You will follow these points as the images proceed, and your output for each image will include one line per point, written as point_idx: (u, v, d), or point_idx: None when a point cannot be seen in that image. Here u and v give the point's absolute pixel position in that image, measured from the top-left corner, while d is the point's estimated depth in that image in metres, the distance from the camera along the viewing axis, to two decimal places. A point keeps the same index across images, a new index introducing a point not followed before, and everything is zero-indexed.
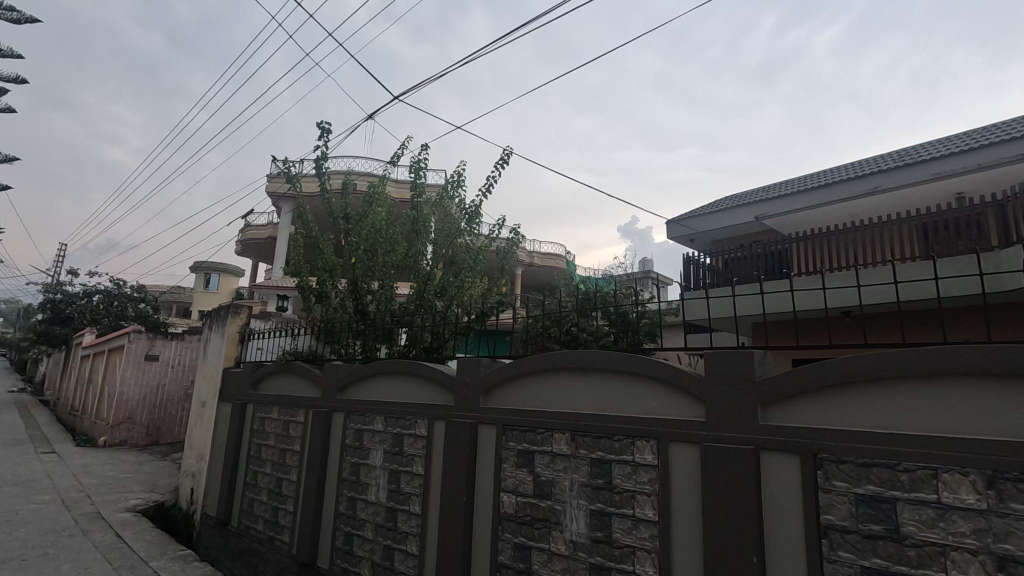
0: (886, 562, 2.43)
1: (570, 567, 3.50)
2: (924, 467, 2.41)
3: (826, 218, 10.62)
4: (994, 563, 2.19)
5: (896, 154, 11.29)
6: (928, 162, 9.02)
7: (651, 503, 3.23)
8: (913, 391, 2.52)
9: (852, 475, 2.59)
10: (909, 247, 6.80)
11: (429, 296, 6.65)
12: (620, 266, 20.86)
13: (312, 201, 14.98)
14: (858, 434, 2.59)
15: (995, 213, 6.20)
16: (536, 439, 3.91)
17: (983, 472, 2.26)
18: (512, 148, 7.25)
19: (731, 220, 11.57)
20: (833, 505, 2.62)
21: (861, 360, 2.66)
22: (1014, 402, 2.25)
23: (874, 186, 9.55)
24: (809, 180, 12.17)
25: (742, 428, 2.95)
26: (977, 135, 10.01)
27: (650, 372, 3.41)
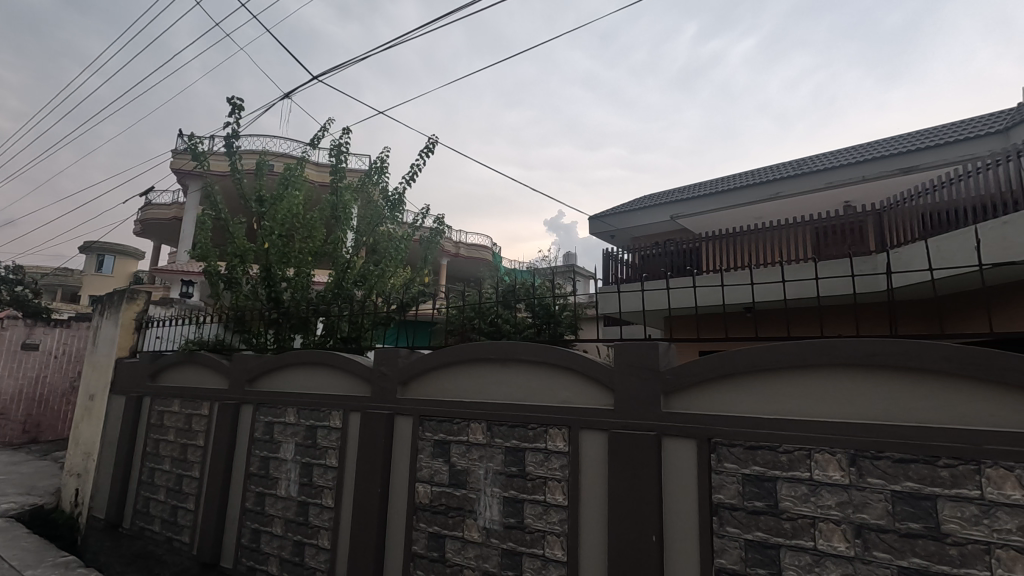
0: (766, 535, 2.68)
1: (482, 553, 3.58)
2: (800, 448, 2.68)
3: (734, 220, 11.39)
4: (853, 530, 2.48)
5: (796, 163, 12.30)
6: (822, 172, 9.92)
7: (561, 488, 3.36)
8: (795, 380, 2.78)
9: (740, 457, 2.82)
10: (802, 248, 7.39)
11: (348, 285, 6.45)
12: (544, 260, 21.28)
13: (223, 180, 14.04)
14: (748, 419, 2.83)
15: (874, 222, 6.90)
16: (452, 429, 3.94)
17: (848, 451, 2.55)
18: (437, 137, 7.13)
19: (648, 218, 12.15)
20: (723, 485, 2.85)
21: (752, 353, 2.88)
22: (876, 389, 2.57)
23: (776, 192, 10.38)
24: (719, 184, 13.01)
25: (645, 415, 3.13)
26: (862, 150, 11.16)
27: (563, 362, 3.52)
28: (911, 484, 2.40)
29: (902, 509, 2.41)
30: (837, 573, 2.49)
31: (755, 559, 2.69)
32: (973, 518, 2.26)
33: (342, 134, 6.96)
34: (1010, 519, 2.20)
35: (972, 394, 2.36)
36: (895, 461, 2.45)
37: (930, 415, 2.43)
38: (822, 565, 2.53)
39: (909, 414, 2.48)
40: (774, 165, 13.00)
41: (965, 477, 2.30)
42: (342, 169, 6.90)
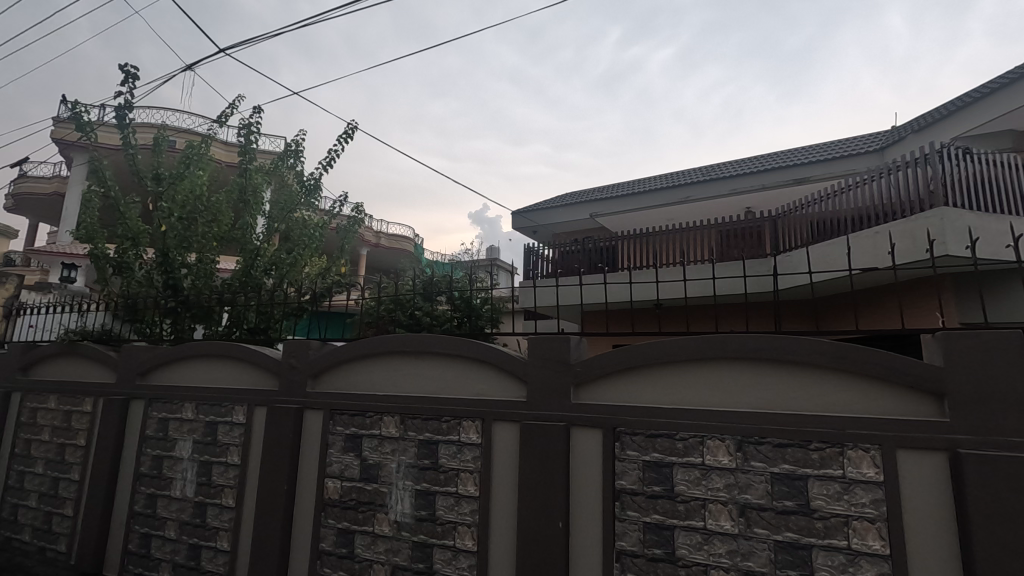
0: (663, 517, 2.87)
1: (393, 547, 3.56)
2: (695, 435, 2.88)
3: (648, 220, 11.95)
4: (738, 510, 2.72)
5: (704, 170, 13.11)
6: (727, 179, 10.66)
7: (472, 479, 3.40)
8: (692, 372, 2.97)
9: (642, 444, 2.99)
10: (707, 249, 7.86)
11: (258, 273, 6.11)
12: (467, 252, 21.26)
13: (113, 154, 12.78)
14: (651, 409, 2.99)
15: (771, 227, 7.46)
16: (364, 423, 3.86)
17: (735, 437, 2.78)
18: (357, 123, 6.86)
19: (569, 215, 12.47)
20: (626, 472, 3.01)
21: (656, 347, 3.04)
22: (762, 381, 2.81)
23: (686, 196, 11.00)
24: (636, 185, 13.61)
25: (556, 407, 3.23)
26: (762, 160, 12.11)
27: (478, 356, 3.55)
28: (787, 466, 2.66)
29: (779, 489, 2.66)
30: (724, 549, 2.71)
31: (652, 540, 2.87)
32: (837, 494, 2.55)
33: (253, 112, 6.54)
34: (866, 494, 2.50)
35: (840, 385, 2.66)
36: (775, 445, 2.70)
37: (806, 402, 2.71)
38: (710, 543, 2.74)
39: (787, 403, 2.74)
40: (684, 171, 13.78)
41: (831, 459, 2.59)
42: (252, 149, 6.49)
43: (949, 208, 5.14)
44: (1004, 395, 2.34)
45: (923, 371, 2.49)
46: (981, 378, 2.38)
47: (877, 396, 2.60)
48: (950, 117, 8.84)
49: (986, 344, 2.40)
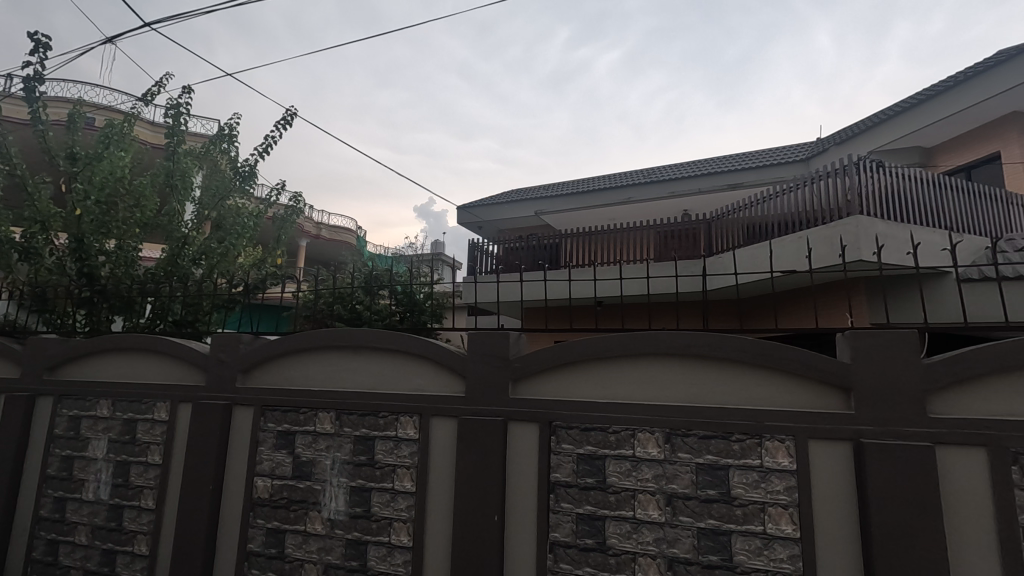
0: (595, 508, 2.96)
1: (326, 546, 3.48)
2: (627, 429, 2.99)
3: (591, 219, 12.21)
4: (665, 499, 2.85)
5: (645, 173, 13.51)
6: (666, 182, 11.04)
7: (409, 475, 3.38)
8: (626, 368, 3.07)
9: (576, 438, 3.07)
10: (646, 250, 8.10)
11: (185, 263, 5.76)
12: (412, 246, 20.98)
13: (20, 129, 11.72)
14: (586, 403, 3.07)
15: (705, 230, 7.79)
16: (298, 419, 3.75)
17: (664, 430, 2.91)
18: (297, 110, 6.59)
19: (514, 212, 12.53)
20: (560, 465, 3.08)
21: (592, 344, 3.12)
22: (690, 376, 2.95)
23: (628, 197, 11.31)
24: (581, 184, 13.88)
25: (493, 402, 3.26)
26: (700, 165, 12.63)
27: (417, 352, 3.51)
28: (711, 457, 2.81)
29: (703, 478, 2.80)
30: (651, 537, 2.83)
31: (584, 531, 2.95)
32: (755, 483, 2.72)
33: (182, 92, 6.18)
34: (780, 482, 2.68)
35: (761, 380, 2.83)
36: (700, 437, 2.85)
37: (729, 396, 2.86)
38: (639, 532, 2.86)
39: (713, 397, 2.89)
40: (626, 173, 14.14)
41: (751, 449, 2.75)
42: (181, 131, 6.11)
43: (863, 217, 5.55)
44: (901, 389, 2.57)
45: (833, 367, 2.68)
46: (883, 374, 2.60)
47: (793, 390, 2.78)
48: (867, 132, 9.54)
49: (887, 342, 2.62)
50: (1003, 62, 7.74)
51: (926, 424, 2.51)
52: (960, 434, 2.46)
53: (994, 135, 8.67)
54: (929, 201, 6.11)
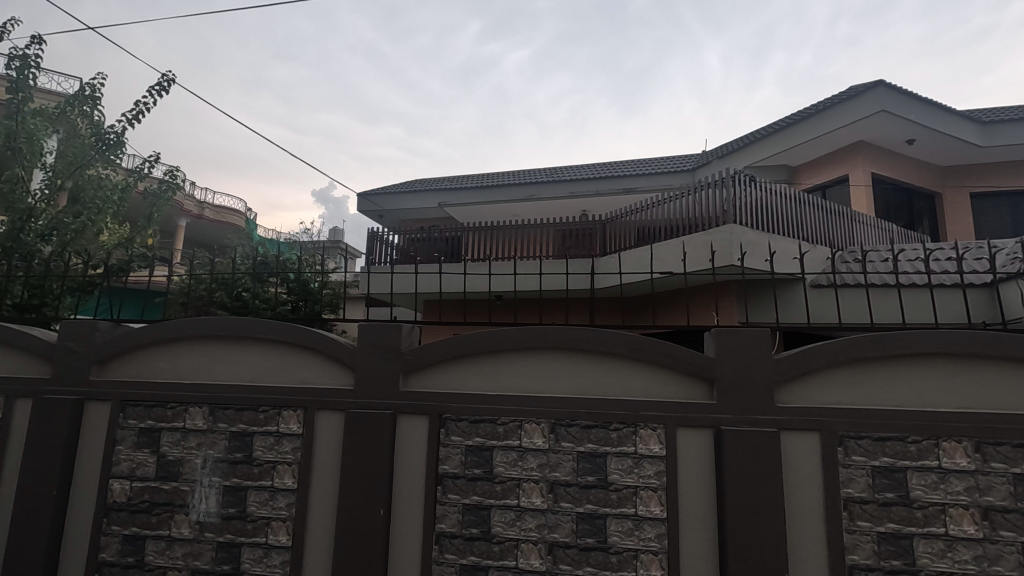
0: (481, 498, 3.02)
1: (193, 550, 3.24)
2: (514, 420, 3.08)
3: (494, 214, 12.30)
4: (548, 487, 2.97)
5: (547, 172, 13.87)
6: (567, 183, 11.40)
7: (290, 472, 3.23)
8: (515, 360, 3.16)
9: (465, 430, 3.11)
10: (545, 246, 8.31)
11: (30, 237, 5.05)
12: (308, 233, 19.92)
13: None
14: (475, 396, 3.12)
15: (600, 231, 8.10)
16: (165, 415, 3.44)
17: (549, 421, 3.03)
18: (175, 76, 5.97)
19: (417, 203, 12.30)
20: (449, 457, 3.10)
21: (485, 337, 3.17)
22: (576, 368, 3.09)
23: (531, 194, 11.53)
24: (486, 179, 13.96)
25: (382, 395, 3.20)
26: (599, 168, 13.20)
27: (304, 343, 3.36)
28: (591, 445, 2.97)
29: (583, 465, 2.96)
30: (534, 524, 2.94)
31: (470, 521, 3.00)
32: (629, 468, 2.92)
33: (31, 42, 5.38)
34: (652, 467, 2.90)
35: (639, 373, 3.04)
36: (582, 427, 3.00)
37: (610, 388, 3.04)
38: (522, 519, 2.96)
39: (595, 388, 3.05)
40: (530, 171, 14.44)
41: (627, 437, 2.95)
42: (29, 87, 5.31)
43: (736, 225, 6.13)
44: (755, 381, 2.88)
45: (701, 361, 2.94)
46: (742, 367, 2.90)
47: (666, 382, 3.01)
48: (745, 147, 10.49)
49: (746, 339, 2.92)
50: (853, 96, 8.90)
51: (775, 412, 2.83)
52: (799, 421, 2.81)
53: (844, 159, 9.93)
54: (791, 214, 6.87)
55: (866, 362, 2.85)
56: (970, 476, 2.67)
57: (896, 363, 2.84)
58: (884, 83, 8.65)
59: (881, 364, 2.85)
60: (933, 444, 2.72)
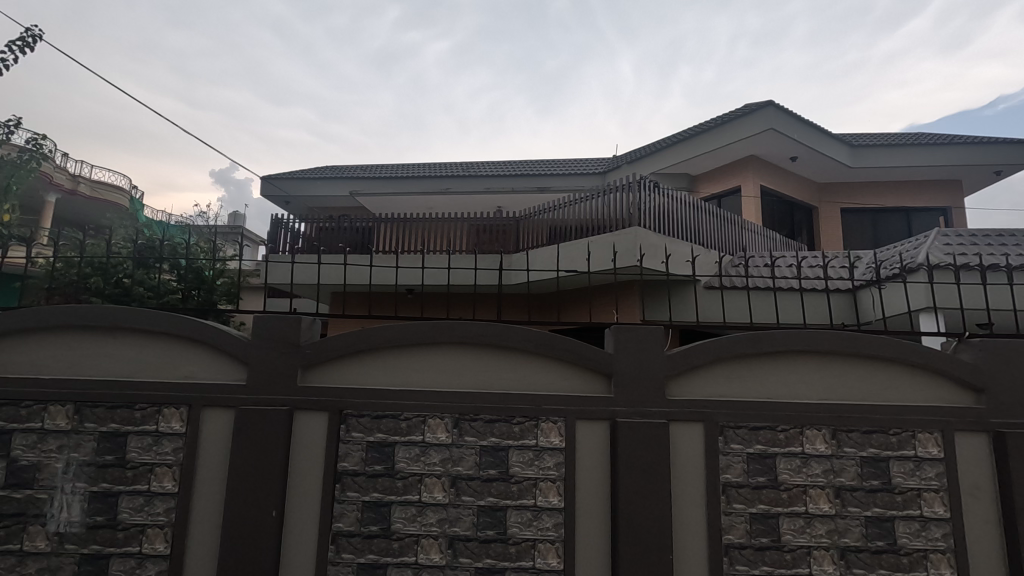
0: (381, 495, 2.96)
1: (50, 565, 2.90)
2: (417, 415, 3.04)
3: (408, 205, 12.04)
4: (449, 481, 2.97)
5: (464, 167, 13.82)
6: (483, 178, 11.42)
7: (170, 474, 2.98)
8: (421, 355, 3.13)
9: (366, 426, 3.03)
10: (460, 240, 8.27)
11: None
12: (203, 215, 18.41)
13: None
14: (378, 391, 3.05)
15: (514, 228, 8.17)
16: (18, 415, 3.04)
17: (453, 416, 3.03)
18: (43, 31, 5.27)
19: (326, 190, 11.77)
20: (349, 453, 3.00)
21: (391, 331, 3.11)
22: (481, 363, 3.11)
23: (446, 187, 11.42)
24: (401, 169, 13.66)
25: (277, 390, 3.04)
26: (516, 166, 13.36)
27: (191, 335, 3.11)
28: (494, 439, 3.01)
29: (486, 459, 2.99)
30: (435, 519, 2.93)
31: (369, 518, 2.93)
32: (530, 461, 2.99)
33: None
34: (551, 459, 3.00)
35: (542, 368, 3.12)
36: (485, 421, 3.03)
37: (513, 382, 3.10)
38: (423, 514, 2.94)
39: (499, 383, 3.10)
40: (446, 164, 14.28)
41: (529, 430, 3.02)
42: None
43: (640, 228, 6.47)
44: (648, 375, 3.05)
45: (600, 356, 3.08)
46: (637, 363, 3.06)
47: (568, 376, 3.12)
48: (653, 154, 11.07)
49: (642, 336, 3.09)
50: (746, 114, 9.67)
51: (665, 404, 3.02)
52: (686, 412, 3.02)
53: (737, 172, 10.78)
54: (690, 220, 7.36)
55: (746, 358, 3.12)
56: (827, 460, 3.01)
57: (771, 359, 3.13)
58: (773, 104, 9.49)
59: (758, 359, 3.13)
60: (798, 432, 3.04)
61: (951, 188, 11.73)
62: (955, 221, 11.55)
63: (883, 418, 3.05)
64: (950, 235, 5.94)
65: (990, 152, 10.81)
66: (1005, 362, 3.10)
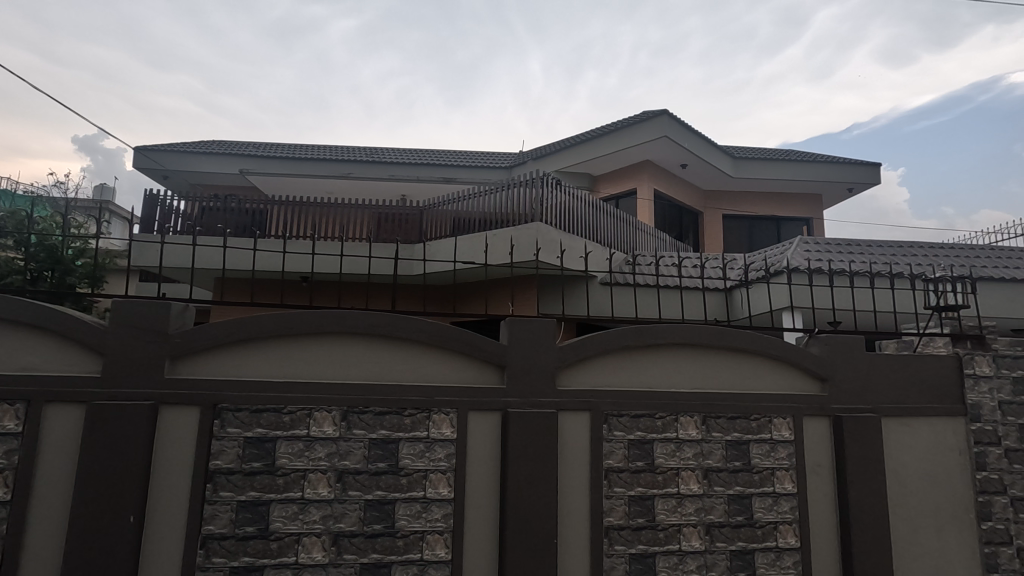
0: (259, 493, 2.78)
1: None
2: (302, 409, 2.89)
3: (305, 188, 11.40)
4: (335, 476, 2.86)
5: (367, 152, 13.34)
6: (388, 165, 11.09)
7: (3, 480, 2.60)
8: (308, 345, 2.98)
9: (245, 421, 2.83)
10: (359, 228, 7.96)
11: None
12: (60, 186, 16.20)
13: None
14: (259, 383, 2.86)
15: (417, 218, 8.01)
16: None
17: (341, 409, 2.92)
18: None
19: (211, 167, 10.82)
20: (223, 451, 2.79)
21: (276, 319, 2.93)
22: (372, 354, 3.03)
23: (348, 172, 10.95)
24: (299, 150, 12.89)
25: (139, 383, 2.75)
26: (423, 155, 13.13)
27: (34, 320, 2.73)
28: (384, 432, 2.94)
29: (375, 453, 2.92)
30: (318, 516, 2.81)
31: (244, 519, 2.74)
32: (420, 453, 2.96)
33: None
34: (442, 451, 2.99)
35: (436, 359, 3.09)
36: (375, 413, 2.96)
37: (406, 374, 3.05)
38: (305, 512, 2.80)
39: (391, 374, 3.03)
40: (347, 149, 13.68)
41: (420, 422, 2.99)
42: None
43: (541, 224, 6.63)
44: (540, 366, 3.14)
45: (494, 348, 3.11)
46: (529, 354, 3.13)
47: (461, 367, 3.12)
48: (557, 153, 11.37)
49: (535, 328, 3.17)
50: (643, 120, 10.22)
51: (555, 394, 3.13)
52: (574, 402, 3.14)
53: (634, 175, 11.37)
54: (590, 218, 7.68)
55: (631, 349, 3.30)
56: (697, 444, 3.28)
57: (651, 351, 3.35)
58: (667, 113, 10.13)
59: (641, 352, 3.33)
60: (673, 419, 3.27)
61: (813, 201, 13.21)
62: (815, 231, 13.02)
63: (745, 405, 3.37)
64: (810, 243, 6.68)
65: (845, 171, 12.29)
66: (844, 354, 3.55)
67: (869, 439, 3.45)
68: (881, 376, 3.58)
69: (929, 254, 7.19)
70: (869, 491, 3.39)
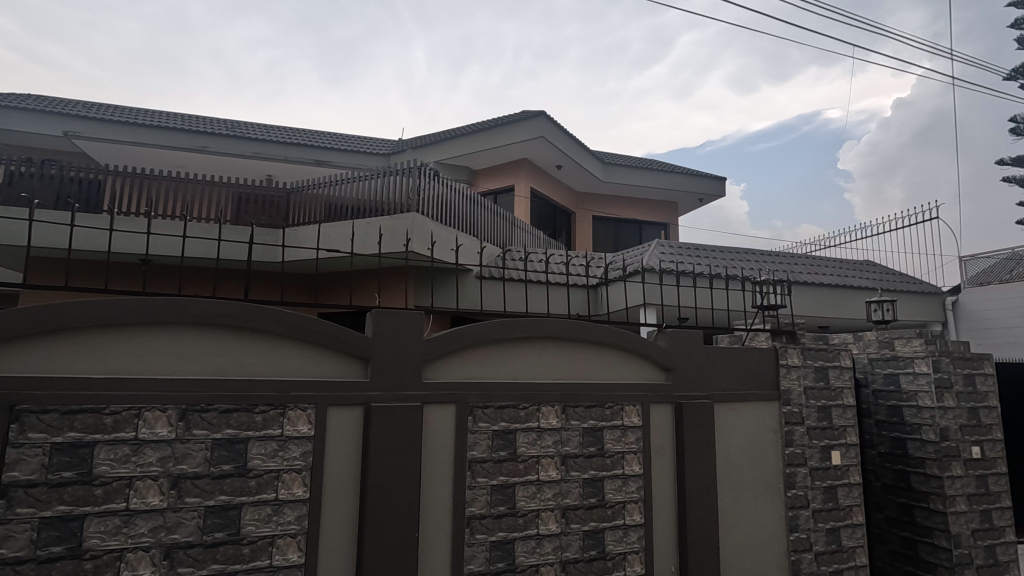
0: (70, 507, 2.40)
1: None
2: (130, 408, 2.55)
3: (150, 159, 10.07)
4: (169, 483, 2.57)
5: (228, 125, 12.14)
6: (252, 141, 10.19)
7: None
8: (139, 336, 2.64)
9: (52, 424, 2.41)
10: (215, 208, 7.19)
11: None
12: None
13: None
14: (73, 380, 2.47)
15: (284, 201, 7.43)
16: None
17: (178, 407, 2.62)
18: None
19: (23, 125, 9.08)
20: (21, 461, 2.35)
21: (98, 306, 2.55)
22: (219, 346, 2.76)
23: (203, 146, 9.87)
24: (143, 116, 11.34)
25: None
26: (293, 134, 12.25)
27: None
28: (230, 431, 2.70)
29: (218, 454, 2.67)
30: (146, 528, 2.50)
31: (49, 538, 2.34)
32: (272, 452, 2.77)
33: None
34: (297, 449, 2.82)
35: (292, 352, 2.91)
36: (221, 411, 2.70)
37: (257, 368, 2.83)
38: (130, 524, 2.48)
39: (240, 368, 2.79)
40: (204, 119, 12.34)
41: (273, 419, 2.79)
42: None
43: (417, 215, 6.50)
44: (405, 359, 3.09)
45: (357, 341, 3.00)
46: (395, 347, 3.07)
47: (320, 361, 2.96)
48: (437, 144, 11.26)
49: (401, 321, 3.10)
50: (522, 120, 10.45)
51: (420, 387, 3.09)
52: (439, 395, 3.14)
53: (511, 172, 11.61)
54: (466, 212, 7.71)
55: (498, 342, 3.38)
56: (557, 432, 3.45)
57: (517, 344, 3.44)
58: (545, 115, 10.43)
59: (507, 345, 3.42)
60: (535, 409, 3.40)
61: (670, 208, 14.51)
62: (671, 235, 14.32)
63: (601, 395, 3.61)
64: (665, 245, 7.33)
65: (697, 183, 13.66)
66: (686, 347, 3.95)
67: (704, 423, 3.87)
68: (714, 366, 4.04)
69: (760, 261, 8.26)
70: (702, 468, 3.81)
